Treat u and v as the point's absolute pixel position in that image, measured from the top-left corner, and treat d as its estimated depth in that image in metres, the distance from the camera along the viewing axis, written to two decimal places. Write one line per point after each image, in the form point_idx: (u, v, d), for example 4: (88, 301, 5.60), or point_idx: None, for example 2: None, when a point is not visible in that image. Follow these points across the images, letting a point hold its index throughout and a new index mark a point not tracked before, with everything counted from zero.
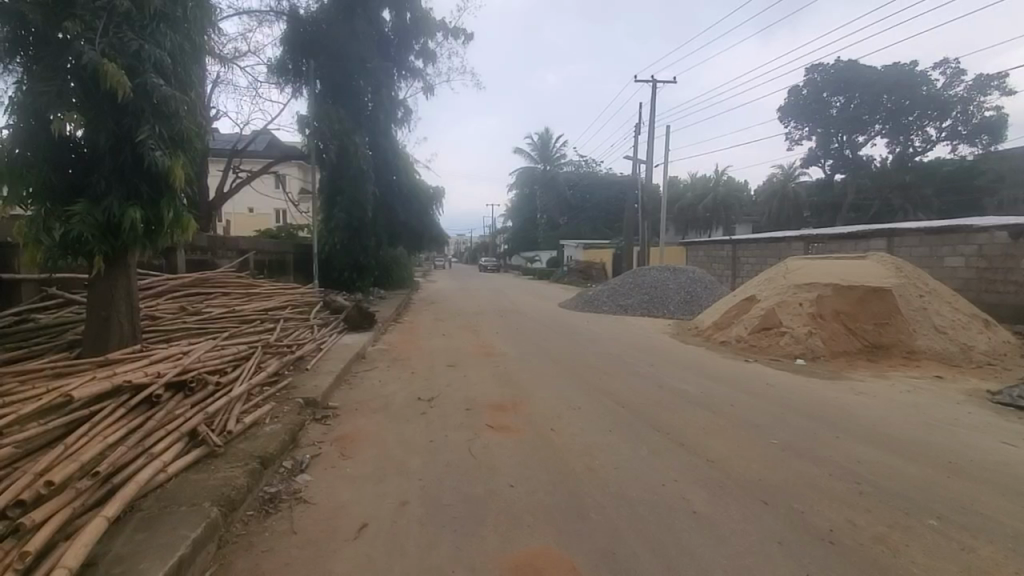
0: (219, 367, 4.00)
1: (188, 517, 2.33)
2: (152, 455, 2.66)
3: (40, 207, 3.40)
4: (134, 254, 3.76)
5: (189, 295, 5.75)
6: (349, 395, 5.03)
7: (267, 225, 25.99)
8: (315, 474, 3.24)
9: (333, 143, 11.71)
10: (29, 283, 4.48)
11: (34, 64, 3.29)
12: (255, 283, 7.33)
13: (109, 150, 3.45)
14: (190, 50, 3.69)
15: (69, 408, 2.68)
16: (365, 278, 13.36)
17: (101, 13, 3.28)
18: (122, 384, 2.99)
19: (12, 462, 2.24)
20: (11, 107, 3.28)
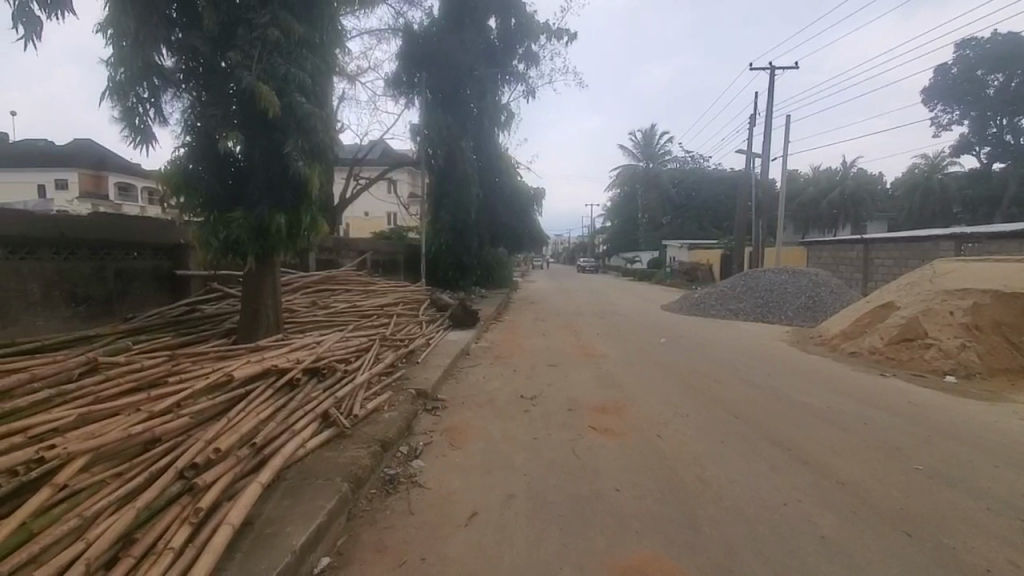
0: (346, 356, 4.42)
1: (324, 490, 2.61)
2: (294, 432, 3.00)
3: (209, 214, 4.00)
4: (279, 254, 4.28)
5: (318, 291, 6.40)
6: (456, 389, 5.28)
7: (381, 226, 28.13)
8: (428, 461, 3.45)
9: (441, 147, 12.37)
10: (196, 278, 5.25)
11: (204, 91, 3.85)
12: (373, 282, 7.94)
13: (261, 163, 3.95)
14: (326, 71, 4.11)
15: (230, 387, 3.10)
16: (468, 278, 13.84)
17: (257, 43, 3.74)
18: (270, 368, 3.42)
19: (190, 430, 2.65)
20: (189, 129, 3.88)
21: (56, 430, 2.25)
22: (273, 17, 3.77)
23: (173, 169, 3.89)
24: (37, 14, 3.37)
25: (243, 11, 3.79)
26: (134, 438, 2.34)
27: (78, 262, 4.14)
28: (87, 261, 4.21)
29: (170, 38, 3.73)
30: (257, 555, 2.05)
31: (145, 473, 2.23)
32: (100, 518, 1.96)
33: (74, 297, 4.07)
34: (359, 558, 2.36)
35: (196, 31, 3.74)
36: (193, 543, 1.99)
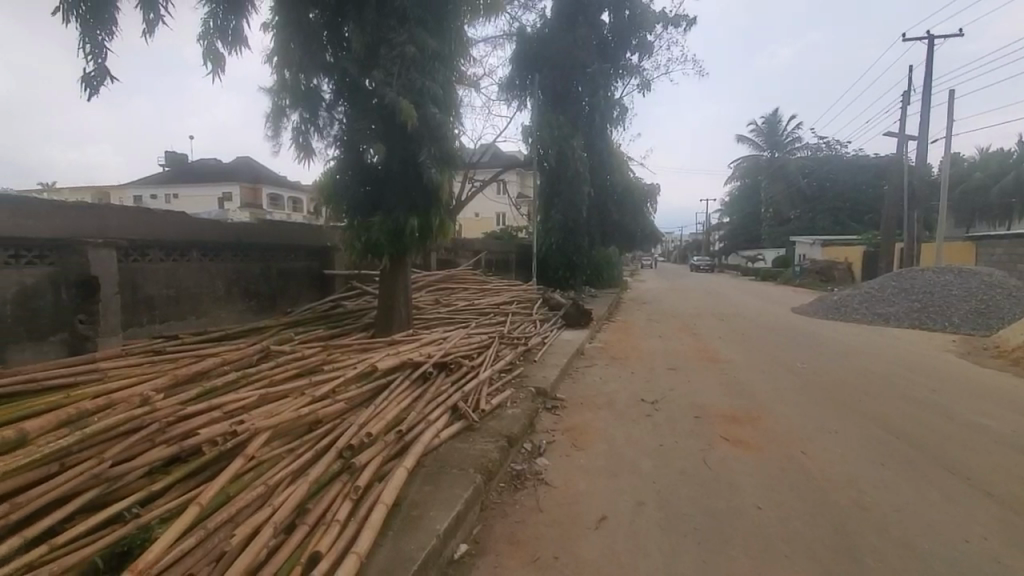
0: (469, 352, 4.61)
1: (460, 479, 2.75)
2: (430, 421, 3.20)
3: (353, 219, 4.42)
4: (412, 255, 4.61)
5: (441, 290, 6.77)
6: (574, 389, 5.27)
7: (490, 227, 29.10)
8: (553, 460, 3.48)
9: (553, 148, 12.34)
10: (340, 277, 5.82)
11: (351, 108, 4.25)
12: (489, 281, 8.20)
13: (398, 171, 4.28)
14: (454, 80, 4.32)
15: (374, 377, 3.39)
16: (578, 278, 13.79)
17: (396, 60, 4.02)
18: (407, 361, 3.68)
19: (343, 414, 2.93)
20: (339, 144, 4.32)
21: (242, 408, 2.61)
22: (410, 35, 4.04)
23: (327, 179, 4.37)
24: (220, 50, 3.93)
25: (384, 30, 4.09)
26: (302, 419, 2.65)
27: (251, 264, 4.78)
28: (256, 262, 4.85)
29: (324, 60, 4.14)
30: (406, 536, 2.20)
31: (310, 452, 2.50)
32: (282, 487, 2.24)
33: (247, 293, 4.72)
34: (495, 549, 2.44)
35: (345, 54, 4.11)
36: (355, 517, 2.19)
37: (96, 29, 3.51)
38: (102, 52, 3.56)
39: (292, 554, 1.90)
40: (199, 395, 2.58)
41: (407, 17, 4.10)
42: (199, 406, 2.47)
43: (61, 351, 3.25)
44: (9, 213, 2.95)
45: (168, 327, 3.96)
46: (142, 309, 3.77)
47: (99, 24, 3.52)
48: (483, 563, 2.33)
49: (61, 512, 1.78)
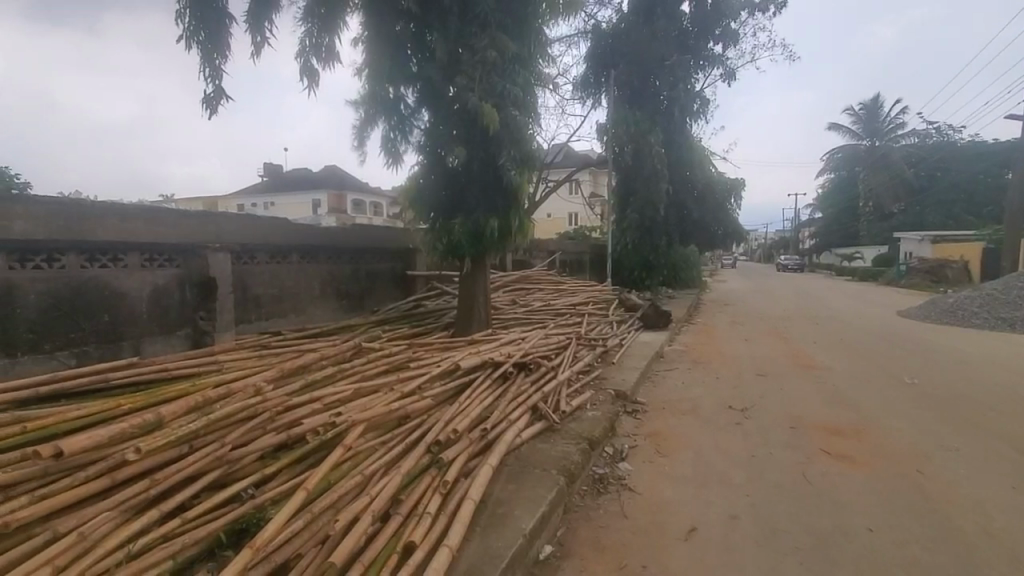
0: (548, 353, 4.61)
1: (544, 480, 2.74)
2: (511, 420, 3.23)
3: (435, 221, 4.57)
4: (491, 256, 4.70)
5: (516, 290, 6.83)
6: (654, 393, 5.10)
7: (562, 228, 29.08)
8: (636, 465, 3.39)
9: (629, 145, 12.04)
10: (421, 278, 6.04)
11: (434, 114, 4.39)
12: (563, 281, 8.16)
13: (479, 173, 4.37)
14: (533, 82, 4.36)
15: (457, 375, 3.48)
16: (655, 278, 13.46)
17: (478, 65, 4.11)
18: (487, 360, 3.75)
19: (429, 410, 3.04)
20: (423, 149, 4.49)
21: (339, 401, 2.77)
22: (491, 40, 4.12)
23: (411, 184, 4.55)
24: (315, 66, 4.22)
25: (466, 37, 4.20)
26: (392, 413, 2.78)
27: (341, 265, 5.08)
28: (346, 264, 5.15)
29: (410, 69, 4.30)
30: (494, 533, 2.23)
31: (400, 445, 2.61)
32: (377, 477, 2.35)
33: (339, 293, 5.02)
34: (581, 552, 2.42)
35: (429, 62, 4.25)
36: (445, 510, 2.26)
37: (212, 53, 3.91)
38: (219, 74, 3.95)
39: (389, 541, 1.99)
40: (301, 387, 2.78)
41: (488, 22, 4.18)
42: (302, 398, 2.66)
43: (186, 344, 3.63)
44: (146, 221, 3.34)
45: (272, 323, 4.31)
46: (251, 307, 4.13)
47: (215, 49, 3.90)
48: (569, 566, 2.31)
49: (191, 489, 1.99)
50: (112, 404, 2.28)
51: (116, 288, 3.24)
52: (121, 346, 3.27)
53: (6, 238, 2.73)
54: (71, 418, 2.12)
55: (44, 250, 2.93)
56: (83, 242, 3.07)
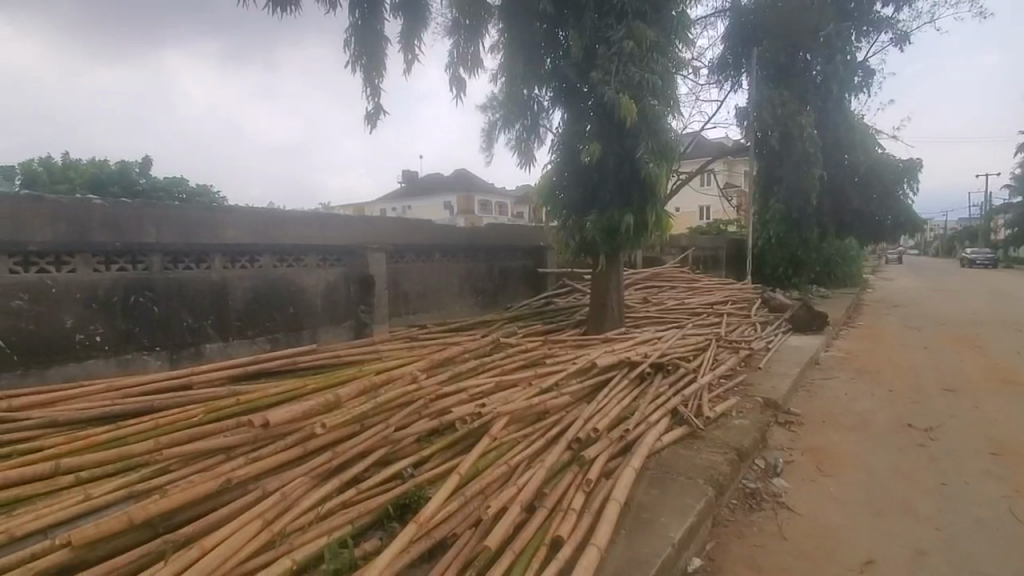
0: (686, 354, 4.37)
1: (690, 489, 2.60)
2: (651, 422, 3.11)
3: (569, 219, 4.58)
4: (625, 252, 4.61)
5: (648, 288, 6.60)
6: (810, 404, 4.58)
7: (692, 223, 27.55)
8: (793, 482, 3.08)
9: (775, 129, 10.90)
10: (551, 275, 6.11)
11: (568, 112, 4.40)
12: (698, 279, 7.68)
13: (615, 168, 4.30)
14: (673, 68, 4.16)
15: (594, 373, 3.45)
16: (803, 275, 12.23)
17: (615, 57, 4.02)
18: (623, 359, 3.66)
19: (568, 406, 3.05)
20: (556, 147, 4.52)
21: (482, 393, 2.91)
22: (628, 30, 4.01)
23: (544, 182, 4.60)
24: (459, 76, 4.49)
25: (602, 30, 4.12)
26: (533, 407, 2.84)
27: (478, 263, 5.33)
28: (483, 262, 5.39)
29: (545, 69, 4.35)
30: (640, 538, 2.17)
31: (541, 439, 2.66)
32: (521, 469, 2.42)
33: (476, 290, 5.28)
34: (734, 570, 2.26)
35: (565, 60, 4.25)
36: (589, 510, 2.24)
37: (372, 75, 4.37)
38: (378, 91, 4.41)
39: (537, 534, 2.03)
40: (449, 378, 2.96)
41: (626, 12, 4.07)
42: (451, 389, 2.83)
43: (350, 334, 4.09)
44: (320, 226, 3.84)
45: (418, 317, 4.67)
46: (401, 302, 4.53)
47: (374, 70, 4.34)
48: None
49: (363, 464, 2.22)
50: (298, 384, 2.63)
51: (298, 284, 3.75)
52: (301, 334, 3.78)
53: (222, 243, 3.33)
54: (270, 394, 2.50)
55: (247, 252, 3.51)
56: (275, 245, 3.62)
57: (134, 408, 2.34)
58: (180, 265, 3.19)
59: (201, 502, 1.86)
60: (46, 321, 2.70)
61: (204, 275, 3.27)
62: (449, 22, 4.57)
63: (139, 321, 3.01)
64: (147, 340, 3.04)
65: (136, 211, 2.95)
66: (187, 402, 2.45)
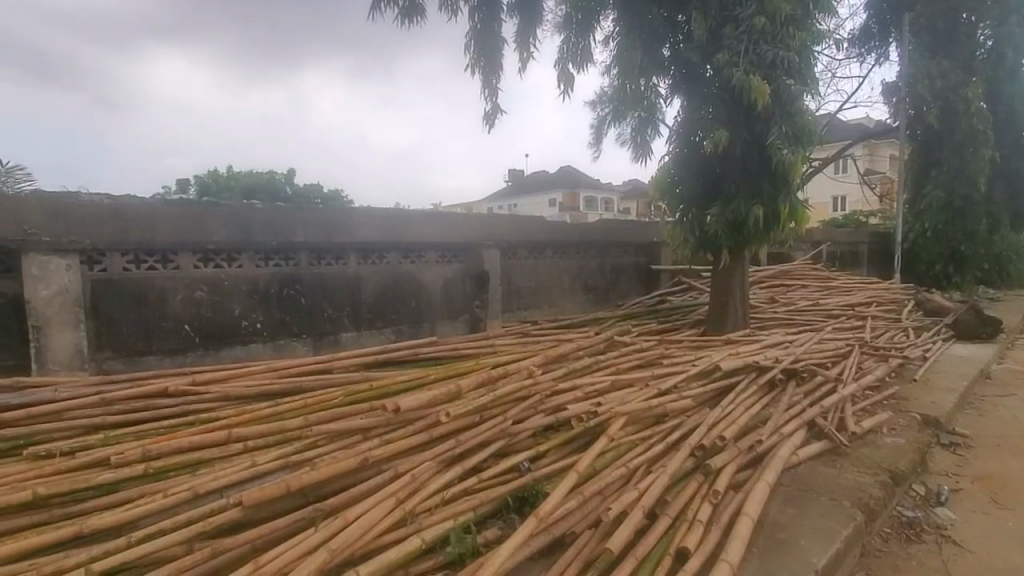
0: (824, 361, 3.93)
1: (833, 511, 2.33)
2: (785, 434, 2.83)
3: (688, 213, 4.33)
4: (751, 247, 4.27)
5: (774, 287, 6.06)
6: (982, 425, 3.89)
7: (823, 216, 24.84)
8: (964, 516, 2.62)
9: (933, 105, 9.42)
10: (666, 272, 5.84)
11: (689, 99, 4.15)
12: (834, 277, 6.89)
13: (742, 157, 3.99)
14: (812, 42, 3.76)
15: (717, 376, 3.23)
16: (968, 275, 10.29)
17: (743, 37, 3.72)
18: (751, 364, 3.38)
19: (689, 410, 2.88)
20: (675, 138, 4.29)
21: (598, 391, 2.85)
22: (759, 5, 3.68)
23: (661, 176, 4.39)
24: (570, 72, 4.46)
25: (729, 7, 3.82)
26: (651, 409, 2.73)
27: (590, 259, 5.26)
28: (594, 259, 5.31)
29: (664, 56, 4.14)
30: (776, 560, 1.99)
31: (661, 444, 2.55)
32: (640, 473, 2.33)
33: (587, 287, 5.22)
34: None
35: (686, 44, 4.00)
36: (717, 523, 2.10)
37: (490, 76, 4.51)
38: (495, 92, 4.53)
39: (659, 542, 1.94)
40: (564, 374, 2.95)
41: None
42: (565, 386, 2.82)
43: (466, 328, 4.26)
44: (440, 224, 4.03)
45: (529, 313, 4.74)
46: (514, 297, 4.63)
47: (491, 71, 4.47)
48: None
49: (483, 454, 2.28)
50: (422, 373, 2.79)
51: (420, 279, 3.98)
52: (423, 327, 4.01)
53: (356, 242, 3.64)
54: (398, 382, 2.68)
55: (377, 250, 3.79)
56: (401, 243, 3.87)
57: (286, 388, 2.63)
58: (323, 262, 3.54)
59: (343, 477, 2.04)
60: (219, 309, 3.15)
61: (341, 271, 3.60)
62: (562, 18, 4.55)
63: (289, 311, 3.39)
64: (295, 329, 3.41)
65: (286, 214, 3.33)
66: (329, 386, 2.71)
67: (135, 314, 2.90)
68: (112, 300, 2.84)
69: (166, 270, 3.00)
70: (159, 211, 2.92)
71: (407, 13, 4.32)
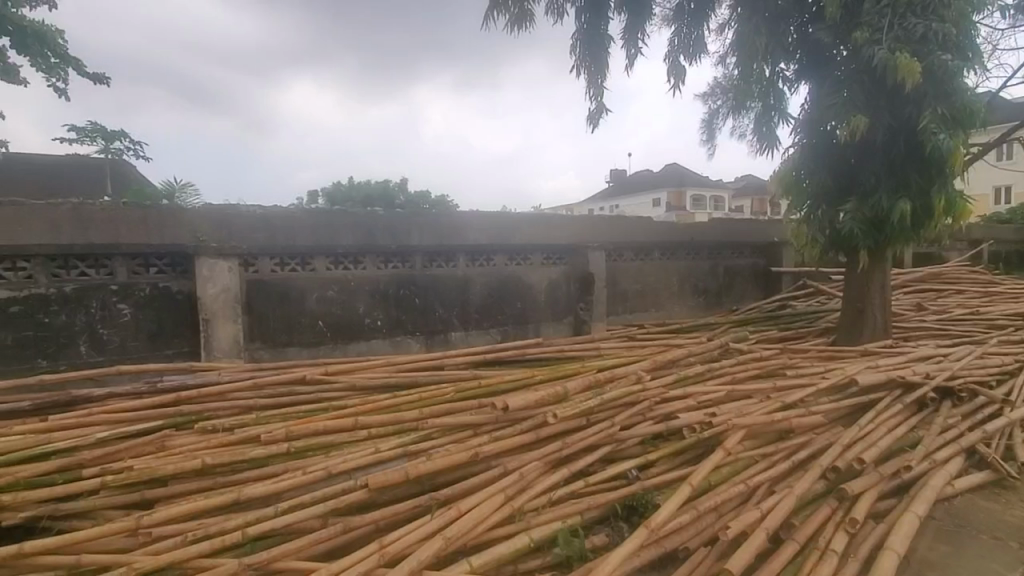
0: (988, 379, 3.35)
1: (1005, 557, 1.97)
2: (939, 461, 2.45)
3: (817, 209, 3.93)
4: (895, 245, 3.79)
5: (921, 292, 5.30)
6: None
7: (984, 210, 21.19)
8: None
9: None
10: (788, 275, 5.36)
11: (820, 85, 3.76)
12: (1001, 281, 5.86)
13: (885, 144, 3.56)
14: (973, 9, 3.27)
15: (851, 391, 2.90)
16: None
17: (887, 10, 3.31)
18: (894, 379, 2.98)
19: (817, 427, 2.62)
20: (801, 128, 3.90)
21: (712, 401, 2.69)
22: None
23: (784, 170, 4.00)
24: (680, 65, 4.27)
25: None
26: (774, 424, 2.51)
27: (701, 261, 4.98)
28: (706, 260, 5.02)
29: (790, 40, 3.80)
30: None
31: (785, 463, 2.34)
32: (760, 492, 2.16)
33: (697, 290, 4.95)
34: None
35: (818, 24, 3.62)
36: (854, 554, 1.88)
37: (596, 76, 4.46)
38: (601, 91, 4.47)
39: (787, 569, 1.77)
40: (674, 381, 2.82)
41: None
42: (676, 393, 2.69)
43: (570, 330, 4.25)
44: (542, 226, 4.24)
45: (635, 317, 4.61)
46: (619, 300, 4.53)
47: (597, 71, 4.42)
48: None
49: (590, 458, 2.26)
50: (529, 374, 2.83)
51: (526, 282, 4.05)
52: (527, 328, 4.07)
53: (466, 245, 3.81)
54: (505, 381, 2.75)
55: (485, 253, 3.92)
56: (507, 246, 3.97)
57: (404, 382, 2.82)
58: (436, 264, 3.74)
59: (457, 469, 2.14)
60: (347, 307, 3.46)
61: (453, 273, 3.78)
62: (672, 9, 4.37)
63: (405, 310, 3.62)
64: (411, 327, 3.64)
65: (404, 219, 3.71)
66: (442, 381, 2.85)
67: (280, 311, 3.28)
68: (262, 298, 3.23)
69: (304, 271, 3.35)
70: (301, 220, 3.44)
71: (517, 21, 4.42)
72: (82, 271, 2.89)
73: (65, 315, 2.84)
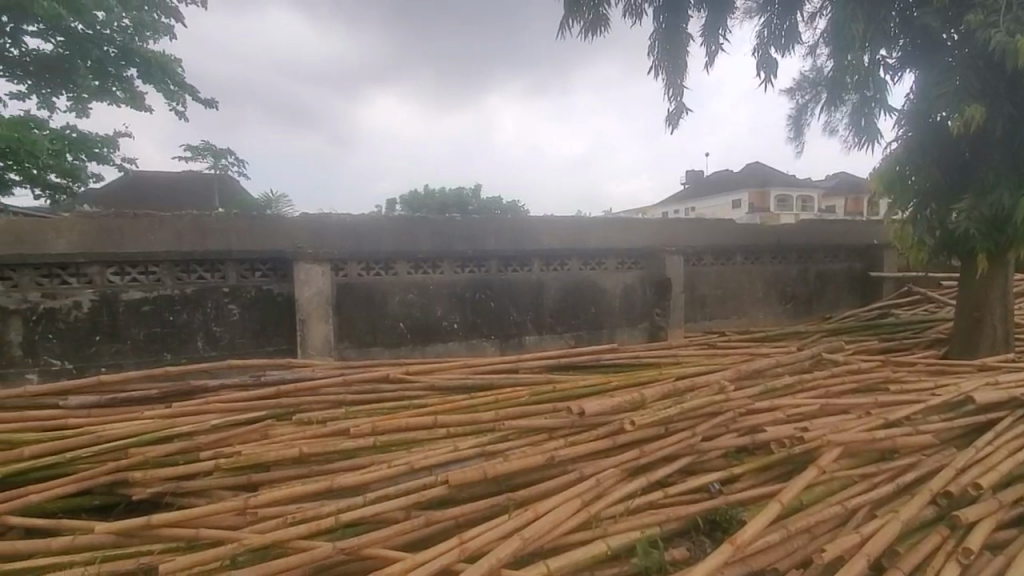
0: None
1: None
2: None
3: (924, 209, 3.56)
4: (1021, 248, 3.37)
5: None
6: None
7: None
8: None
9: None
10: (890, 281, 4.90)
11: (926, 73, 3.42)
12: None
13: (1004, 136, 3.22)
14: None
15: (967, 409, 2.60)
16: None
17: None
18: (1020, 397, 2.64)
19: (926, 448, 2.38)
20: (904, 121, 3.55)
21: (803, 415, 2.53)
22: None
23: (883, 168, 3.65)
24: (768, 59, 4.06)
25: None
26: (875, 442, 2.31)
27: (789, 265, 4.68)
28: (795, 264, 4.71)
29: (892, 26, 3.45)
30: None
31: (889, 486, 2.14)
32: (858, 515, 2.00)
33: (785, 296, 4.66)
34: None
35: (925, 9, 3.27)
36: None
37: (675, 76, 4.35)
38: (680, 91, 4.35)
39: None
40: (760, 393, 2.67)
41: None
42: (763, 404, 2.55)
43: (646, 336, 4.15)
44: (621, 229, 4.15)
45: (716, 323, 4.42)
46: (698, 306, 4.37)
47: (675, 71, 4.31)
48: None
49: (670, 469, 2.20)
50: (604, 380, 2.80)
51: (601, 286, 4.01)
52: (601, 333, 4.02)
53: (541, 250, 3.85)
54: (580, 386, 2.74)
55: (559, 257, 3.93)
56: (581, 250, 3.96)
57: (481, 383, 2.89)
58: (510, 269, 3.81)
59: (533, 472, 2.16)
60: (427, 310, 3.60)
61: (527, 278, 3.83)
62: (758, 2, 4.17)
63: (481, 313, 3.72)
64: (486, 330, 3.73)
65: (483, 224, 3.76)
66: (517, 384, 2.90)
67: (365, 313, 3.49)
68: (350, 301, 3.45)
69: (387, 276, 3.54)
70: (383, 226, 3.57)
71: (592, 26, 4.41)
72: (200, 275, 3.24)
73: (186, 313, 3.20)
